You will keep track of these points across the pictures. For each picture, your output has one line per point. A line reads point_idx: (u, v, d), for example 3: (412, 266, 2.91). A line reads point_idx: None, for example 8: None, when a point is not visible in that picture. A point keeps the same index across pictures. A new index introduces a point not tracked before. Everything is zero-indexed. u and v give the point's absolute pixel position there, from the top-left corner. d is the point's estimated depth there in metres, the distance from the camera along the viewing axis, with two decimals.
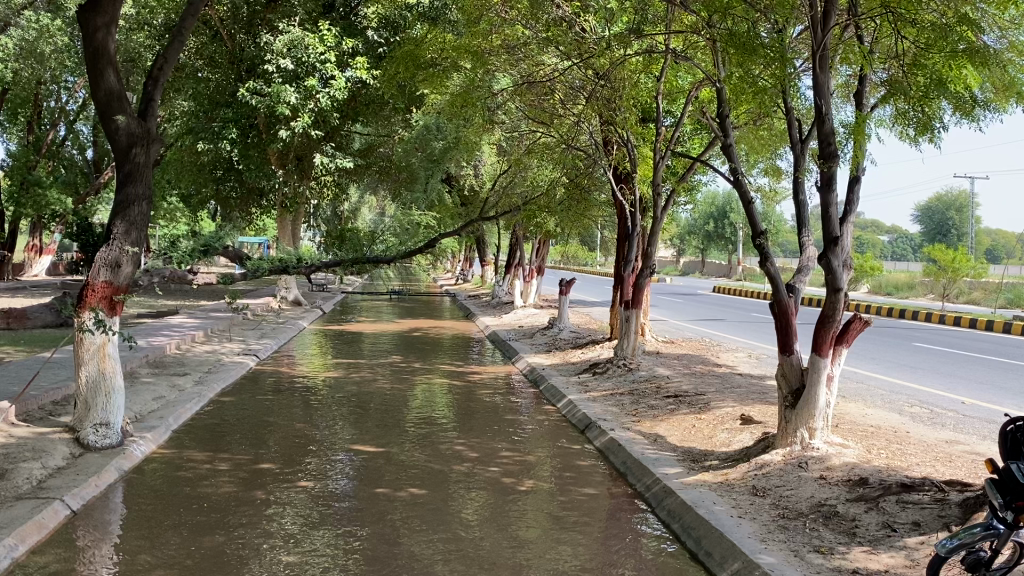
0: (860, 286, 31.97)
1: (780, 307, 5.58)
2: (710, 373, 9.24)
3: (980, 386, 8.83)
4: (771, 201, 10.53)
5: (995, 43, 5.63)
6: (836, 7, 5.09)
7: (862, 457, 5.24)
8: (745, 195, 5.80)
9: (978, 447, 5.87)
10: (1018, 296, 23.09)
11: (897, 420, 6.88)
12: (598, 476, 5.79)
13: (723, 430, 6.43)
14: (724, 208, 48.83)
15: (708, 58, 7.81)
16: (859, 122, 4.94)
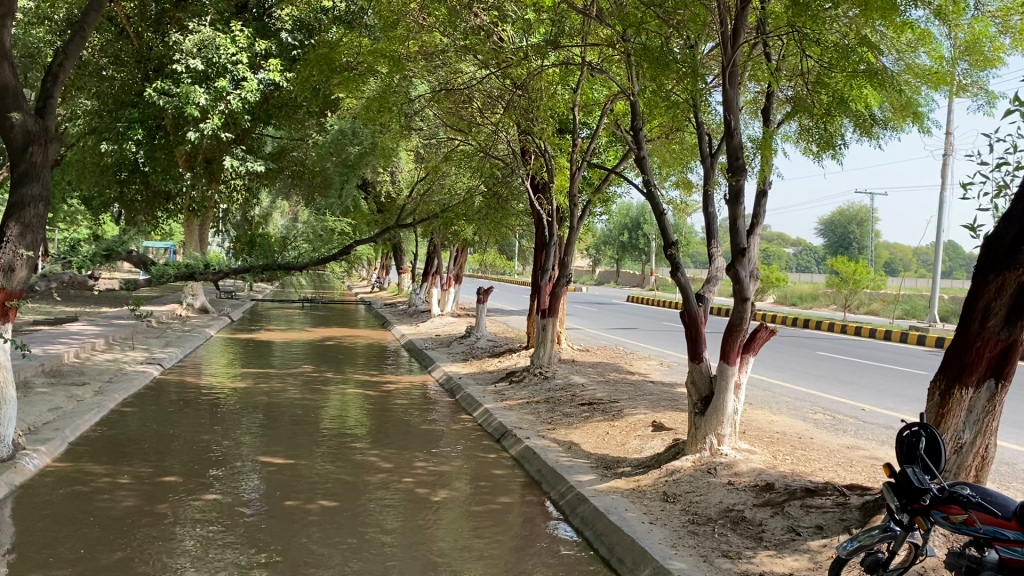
0: (767, 297, 33.01)
1: (690, 316, 5.69)
2: (623, 381, 9.37)
3: (878, 393, 9.20)
4: (683, 213, 10.77)
5: (893, 65, 5.98)
6: (745, 25, 5.21)
7: (768, 462, 5.38)
8: (657, 206, 5.89)
9: (877, 452, 6.10)
10: (913, 307, 24.23)
11: (802, 426, 7.10)
12: (513, 484, 5.78)
13: (635, 437, 6.51)
14: (639, 219, 49.74)
15: (623, 72, 7.93)
16: (765, 138, 5.07)
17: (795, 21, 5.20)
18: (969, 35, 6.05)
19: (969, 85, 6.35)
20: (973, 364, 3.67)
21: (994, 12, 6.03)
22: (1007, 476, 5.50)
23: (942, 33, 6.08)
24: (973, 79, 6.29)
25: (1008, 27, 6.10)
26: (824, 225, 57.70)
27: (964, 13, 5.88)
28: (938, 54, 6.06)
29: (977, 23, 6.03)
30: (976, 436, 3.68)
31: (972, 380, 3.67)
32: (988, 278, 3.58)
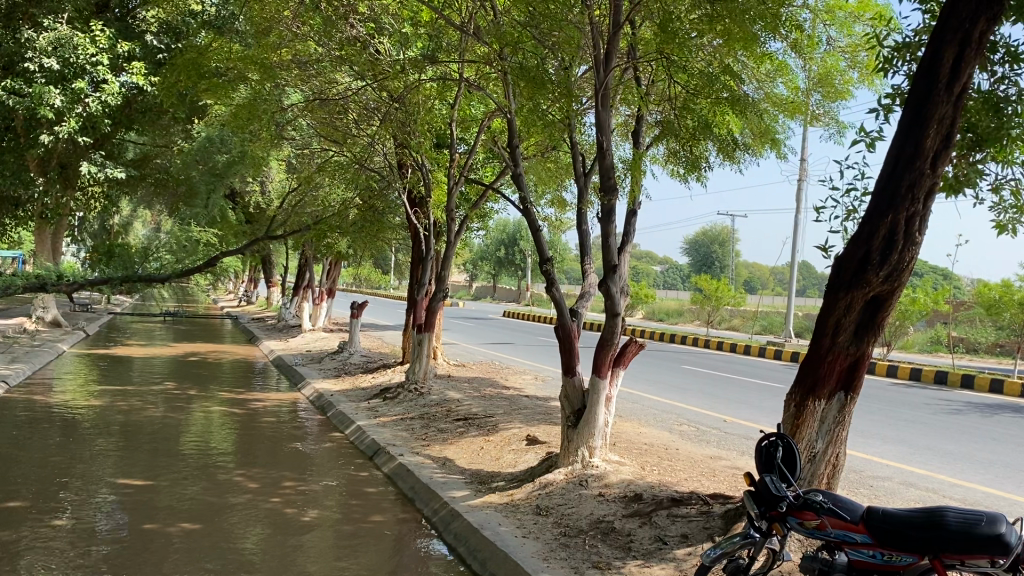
0: (636, 312, 34.00)
1: (564, 331, 5.77)
2: (498, 396, 9.43)
3: (739, 406, 9.62)
4: (558, 230, 10.96)
5: (753, 94, 6.27)
6: (618, 49, 5.38)
7: (637, 473, 5.52)
8: (531, 223, 5.96)
9: (738, 462, 6.37)
10: (771, 324, 25.58)
11: (669, 438, 7.34)
12: (385, 502, 5.70)
13: (509, 452, 6.55)
14: (515, 235, 50.30)
15: (499, 90, 8.01)
16: (636, 158, 5.22)
17: (663, 48, 5.40)
18: (821, 69, 6.47)
19: (821, 115, 6.77)
20: (825, 376, 3.89)
21: (843, 47, 6.46)
22: (855, 483, 5.86)
23: (797, 66, 6.46)
24: (824, 109, 6.71)
25: (856, 62, 6.54)
26: (690, 244, 60.05)
27: (815, 48, 6.27)
28: (793, 85, 6.44)
29: (828, 57, 6.45)
30: (828, 445, 3.89)
31: (824, 392, 3.89)
32: (838, 296, 3.80)
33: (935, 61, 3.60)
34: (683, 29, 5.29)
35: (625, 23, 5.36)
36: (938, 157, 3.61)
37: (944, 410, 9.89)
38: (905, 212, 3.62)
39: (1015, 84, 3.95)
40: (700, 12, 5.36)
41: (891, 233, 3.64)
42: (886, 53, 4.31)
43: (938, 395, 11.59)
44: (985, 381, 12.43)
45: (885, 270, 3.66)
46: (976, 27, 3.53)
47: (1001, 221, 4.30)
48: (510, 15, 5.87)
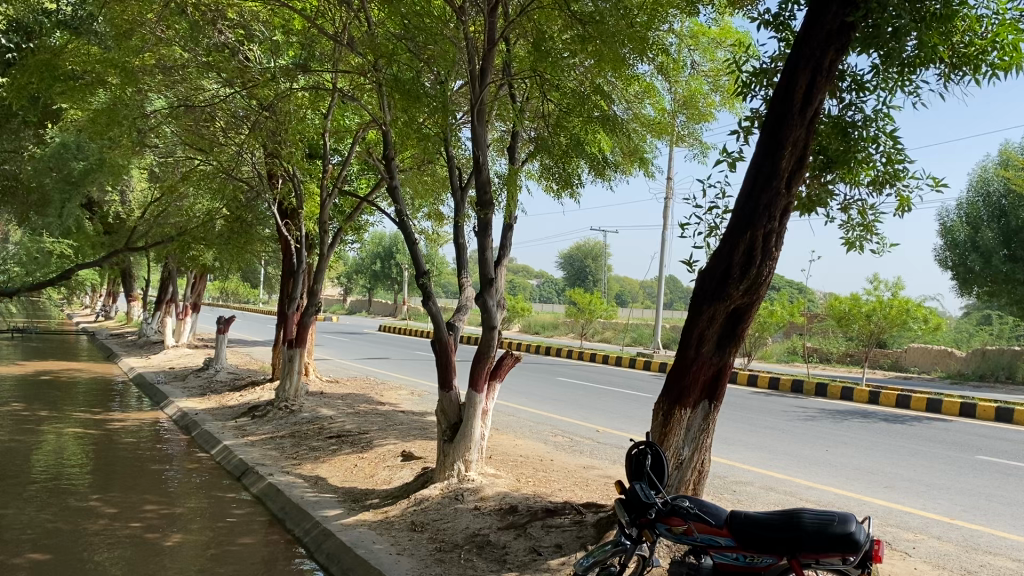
0: (512, 326, 34.29)
1: (440, 344, 5.75)
2: (372, 412, 9.30)
3: (612, 416, 9.85)
4: (434, 243, 10.93)
5: (623, 114, 6.41)
6: (493, 66, 5.43)
7: (512, 485, 5.56)
8: (408, 236, 5.91)
9: (610, 471, 6.52)
10: (642, 336, 26.45)
11: (543, 449, 7.43)
12: (253, 524, 5.50)
13: (383, 469, 6.47)
14: (391, 249, 49.82)
15: (374, 101, 7.93)
16: (511, 174, 5.27)
17: (536, 66, 5.49)
18: (686, 92, 6.74)
19: (686, 136, 7.04)
20: (690, 386, 4.04)
21: (706, 71, 6.76)
22: (719, 489, 6.10)
23: (663, 87, 6.71)
24: (690, 130, 6.98)
25: (718, 86, 6.85)
26: (564, 259, 61.18)
27: (680, 72, 6.54)
28: (660, 106, 6.69)
29: (693, 80, 6.74)
30: (693, 452, 4.04)
31: (690, 401, 4.03)
32: (702, 309, 3.94)
33: (790, 87, 3.82)
34: (555, 49, 5.42)
35: (499, 41, 5.44)
36: (792, 178, 3.82)
37: (800, 417, 10.44)
38: (763, 229, 3.81)
39: (861, 109, 4.22)
40: (572, 33, 5.51)
41: (749, 249, 3.83)
42: (745, 78, 4.52)
43: (794, 403, 12.22)
44: (837, 389, 13.19)
45: (744, 285, 3.84)
46: (826, 57, 3.77)
47: (849, 238, 4.58)
48: (384, 27, 5.81)
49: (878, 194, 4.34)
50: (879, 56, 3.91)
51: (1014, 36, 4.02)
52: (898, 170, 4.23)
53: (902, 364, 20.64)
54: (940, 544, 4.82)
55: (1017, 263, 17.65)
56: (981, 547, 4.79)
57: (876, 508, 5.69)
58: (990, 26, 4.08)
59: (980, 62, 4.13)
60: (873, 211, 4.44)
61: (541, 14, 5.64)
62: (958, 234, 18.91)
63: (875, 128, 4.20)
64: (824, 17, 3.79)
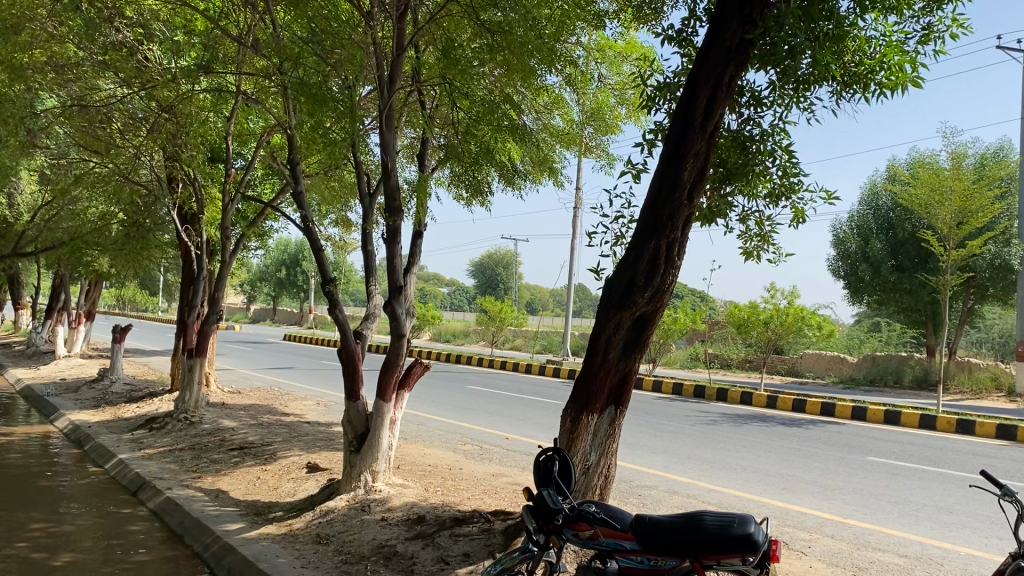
0: (421, 334, 34.11)
1: (347, 353, 5.65)
2: (277, 423, 9.09)
3: (520, 423, 9.89)
4: (341, 250, 10.77)
5: (532, 124, 6.43)
6: (402, 72, 5.37)
7: (420, 495, 5.52)
8: (314, 243, 5.80)
9: (519, 478, 6.54)
10: (551, 343, 26.74)
11: (452, 458, 7.41)
12: (150, 541, 5.29)
13: (288, 481, 6.32)
14: (297, 255, 48.80)
15: (280, 105, 7.77)
16: (421, 181, 5.22)
17: (445, 73, 5.47)
18: (593, 103, 6.86)
19: (593, 147, 7.16)
20: (597, 392, 4.09)
21: (613, 85, 6.88)
22: (625, 493, 6.19)
23: (571, 98, 6.80)
24: (597, 141, 7.11)
25: (624, 99, 6.98)
26: (474, 267, 61.29)
27: (587, 84, 6.65)
28: (569, 117, 6.79)
29: (600, 93, 6.85)
30: (600, 457, 4.09)
31: (597, 406, 4.09)
32: (608, 316, 4.00)
33: (691, 102, 3.92)
34: (464, 57, 5.44)
35: (408, 47, 5.40)
36: (694, 189, 3.93)
37: (703, 421, 10.73)
38: (666, 239, 3.91)
39: (759, 124, 4.37)
40: (481, 42, 5.53)
41: (654, 258, 3.91)
42: (649, 91, 4.62)
43: (697, 408, 12.54)
44: (737, 395, 13.61)
45: (648, 293, 3.92)
46: (725, 73, 3.90)
47: (748, 248, 4.73)
48: (290, 30, 5.70)
49: (775, 206, 4.51)
50: (776, 73, 4.06)
51: (899, 57, 4.24)
52: (794, 184, 4.40)
53: (798, 369, 21.47)
54: (833, 542, 5.02)
55: (903, 272, 18.63)
56: (872, 544, 5.01)
57: (774, 509, 5.89)
58: (878, 46, 4.29)
59: (868, 81, 4.35)
60: (770, 222, 4.60)
61: (449, 22, 5.65)
62: (849, 245, 19.80)
63: (772, 143, 4.36)
64: (724, 34, 3.92)
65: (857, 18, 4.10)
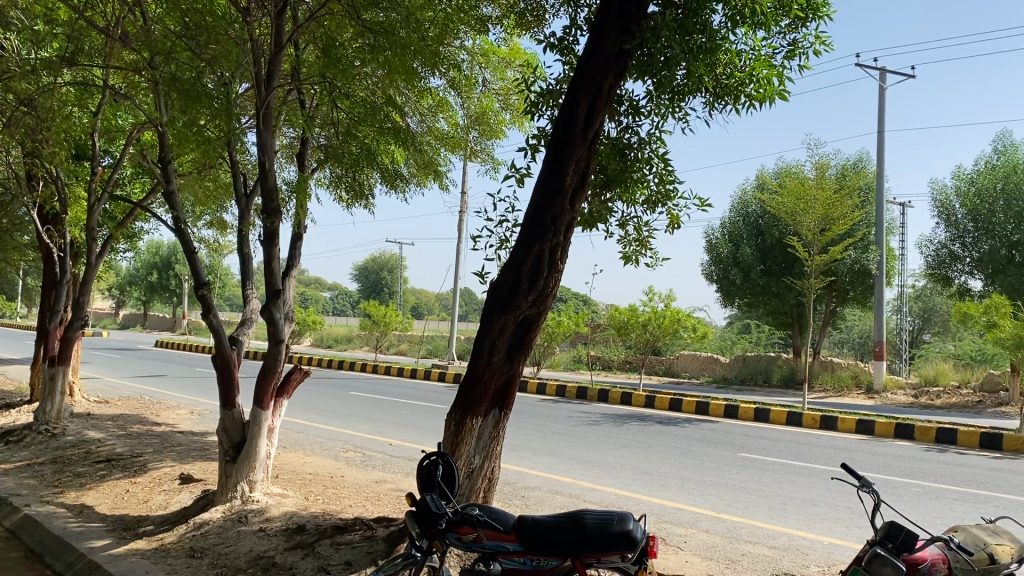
0: (302, 340, 33.33)
1: (222, 359, 5.45)
2: (148, 434, 8.68)
3: (404, 429, 9.81)
4: (217, 253, 10.41)
5: (416, 126, 6.38)
6: (281, 71, 5.23)
7: (301, 504, 5.38)
8: (186, 245, 5.57)
9: (402, 484, 6.49)
10: (437, 348, 26.69)
11: (333, 465, 7.28)
12: (6, 563, 4.95)
13: (159, 493, 6.05)
14: (170, 259, 46.75)
15: (151, 100, 7.43)
16: (301, 182, 5.08)
17: (326, 72, 5.34)
18: (478, 108, 6.88)
19: (478, 151, 7.17)
20: (481, 395, 4.10)
21: (497, 90, 6.93)
22: (508, 495, 6.24)
23: (456, 102, 6.81)
24: (482, 146, 7.11)
25: (508, 104, 7.03)
26: (357, 271, 60.49)
27: (471, 88, 6.67)
28: (453, 121, 6.77)
29: (484, 97, 6.89)
30: (484, 460, 4.09)
31: (481, 410, 4.10)
32: (492, 319, 4.02)
33: (571, 109, 3.99)
34: (346, 56, 5.34)
35: (287, 45, 5.27)
36: (575, 194, 4.00)
37: (585, 422, 10.94)
38: (550, 243, 3.97)
39: (637, 132, 4.49)
40: (364, 42, 5.45)
41: (537, 261, 3.96)
42: (532, 97, 4.66)
43: (579, 409, 12.77)
44: (618, 395, 13.94)
45: (532, 295, 3.96)
46: (604, 82, 3.99)
47: (627, 252, 4.86)
48: (163, 24, 5.47)
49: (652, 212, 4.65)
50: (652, 83, 4.18)
51: (768, 71, 4.46)
52: (669, 191, 4.55)
53: (675, 369, 22.18)
54: (708, 536, 5.20)
55: (771, 276, 19.56)
56: (743, 536, 5.22)
57: (652, 506, 6.06)
58: (748, 60, 4.49)
59: (739, 93, 4.55)
60: (647, 228, 4.74)
61: (331, 20, 5.54)
62: (721, 250, 20.60)
63: (649, 151, 4.49)
64: (603, 44, 4.01)
65: (729, 32, 4.28)
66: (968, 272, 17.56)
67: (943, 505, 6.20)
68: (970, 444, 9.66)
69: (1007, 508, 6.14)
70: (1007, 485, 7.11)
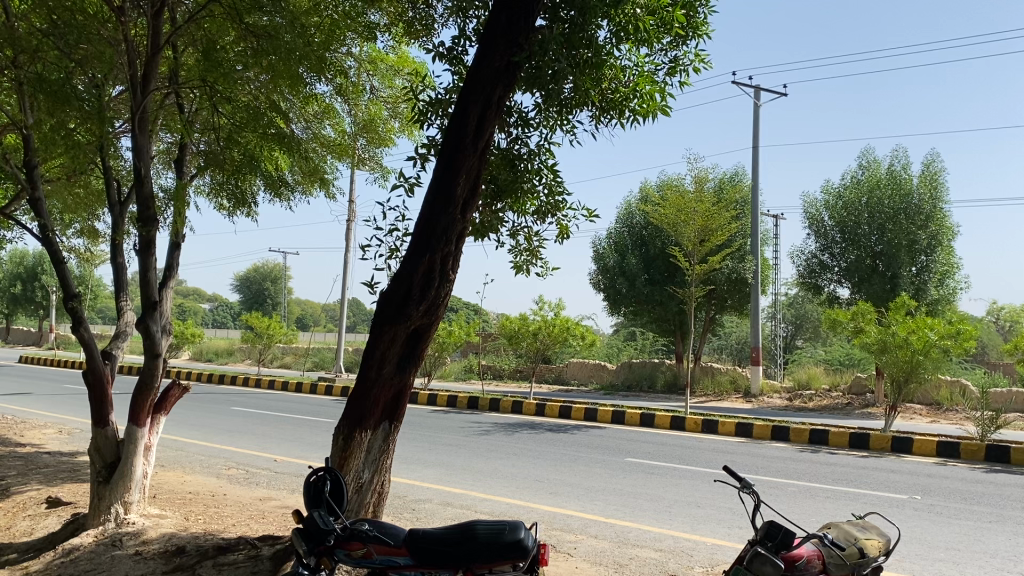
0: (180, 353, 32.03)
1: (94, 375, 5.17)
2: (11, 455, 8.13)
3: (290, 444, 9.56)
4: (89, 263, 9.88)
5: (302, 133, 6.28)
6: (158, 74, 5.01)
7: (179, 525, 5.15)
8: (54, 255, 5.26)
9: (288, 501, 6.31)
10: (323, 360, 26.19)
11: (215, 483, 7.01)
12: None
13: (24, 519, 5.67)
14: (36, 269, 44.09)
15: (13, 102, 6.99)
16: (178, 190, 4.87)
17: (207, 76, 5.15)
18: (366, 115, 6.79)
19: (366, 159, 7.08)
20: (370, 408, 4.03)
21: (385, 97, 6.85)
22: (398, 508, 6.16)
23: (343, 109, 6.70)
24: (370, 154, 7.02)
25: (397, 113, 6.97)
26: (240, 282, 58.78)
27: (359, 95, 6.58)
28: (340, 128, 6.68)
29: (372, 105, 6.80)
30: (373, 474, 4.03)
31: (370, 423, 4.03)
32: (382, 330, 3.96)
33: (462, 118, 3.99)
34: (228, 60, 5.17)
35: (164, 47, 5.06)
36: (466, 205, 4.00)
37: (475, 432, 10.94)
38: (441, 252, 3.94)
39: (527, 143, 4.53)
40: (246, 46, 5.30)
41: (428, 272, 3.92)
42: (421, 106, 4.62)
43: (469, 419, 12.77)
44: (508, 404, 14.02)
45: (423, 306, 3.93)
46: (494, 93, 4.01)
47: (518, 262, 4.88)
48: (29, 21, 5.14)
49: (542, 222, 4.69)
50: (541, 95, 4.23)
51: (650, 87, 4.59)
52: (558, 202, 4.61)
53: (564, 378, 22.48)
54: (597, 542, 5.27)
55: (655, 285, 20.14)
56: (631, 540, 5.33)
57: (543, 514, 6.11)
58: (632, 75, 4.62)
59: (624, 108, 4.66)
60: (538, 238, 4.78)
61: (211, 23, 5.35)
62: (607, 259, 21.02)
63: (538, 162, 4.54)
64: (492, 55, 4.03)
65: (613, 47, 4.38)
66: (836, 281, 18.51)
67: (817, 504, 6.51)
68: (840, 444, 10.21)
69: (874, 504, 6.50)
70: (874, 482, 7.53)
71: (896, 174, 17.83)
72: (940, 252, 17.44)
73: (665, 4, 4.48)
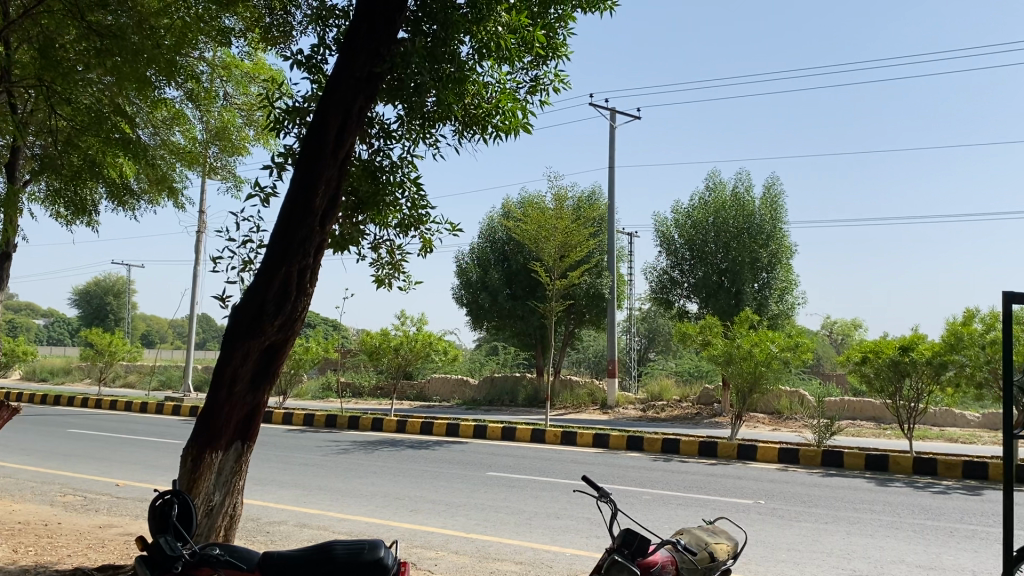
0: (10, 372, 29.72)
1: None
2: None
3: (133, 467, 9.02)
4: None
5: (149, 139, 5.98)
6: None
7: (7, 558, 4.75)
8: None
9: (131, 527, 5.93)
10: (170, 378, 24.95)
11: (48, 512, 6.51)
12: None
13: None
14: None
15: None
16: (9, 196, 4.50)
17: (43, 75, 4.81)
18: (218, 122, 6.52)
19: (218, 167, 6.81)
20: (221, 427, 3.85)
21: (240, 105, 6.65)
22: (251, 531, 5.92)
23: (194, 116, 6.40)
24: (222, 162, 6.78)
25: (252, 120, 6.76)
26: (79, 296, 55.17)
27: (212, 101, 6.33)
28: (190, 135, 6.36)
29: (226, 112, 6.57)
30: (224, 496, 3.85)
31: (222, 443, 3.85)
32: (234, 346, 3.80)
33: (320, 129, 3.89)
34: (67, 59, 4.86)
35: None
36: (325, 216, 3.91)
37: (333, 450, 10.68)
38: (298, 265, 3.83)
39: (388, 156, 4.49)
40: (87, 45, 4.98)
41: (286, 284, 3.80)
42: (278, 115, 4.49)
43: (328, 437, 12.46)
44: (368, 421, 13.77)
45: (278, 321, 3.81)
46: (355, 104, 3.93)
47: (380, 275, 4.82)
48: None
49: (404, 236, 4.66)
50: (403, 108, 4.20)
51: (512, 104, 4.67)
52: (421, 216, 4.59)
53: (425, 394, 22.34)
54: (457, 558, 5.25)
55: (516, 300, 20.44)
56: (491, 554, 5.34)
57: (402, 532, 6.02)
58: (494, 92, 4.68)
59: (486, 124, 4.71)
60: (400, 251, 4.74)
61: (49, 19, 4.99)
62: (469, 274, 21.12)
63: (399, 174, 4.50)
64: (352, 66, 3.96)
65: (475, 63, 4.43)
66: (685, 296, 19.29)
67: (669, 511, 6.74)
68: (690, 452, 10.62)
69: (722, 510, 6.80)
70: (722, 489, 7.88)
71: (739, 196, 18.84)
72: (779, 270, 18.58)
73: (527, 24, 4.55)
